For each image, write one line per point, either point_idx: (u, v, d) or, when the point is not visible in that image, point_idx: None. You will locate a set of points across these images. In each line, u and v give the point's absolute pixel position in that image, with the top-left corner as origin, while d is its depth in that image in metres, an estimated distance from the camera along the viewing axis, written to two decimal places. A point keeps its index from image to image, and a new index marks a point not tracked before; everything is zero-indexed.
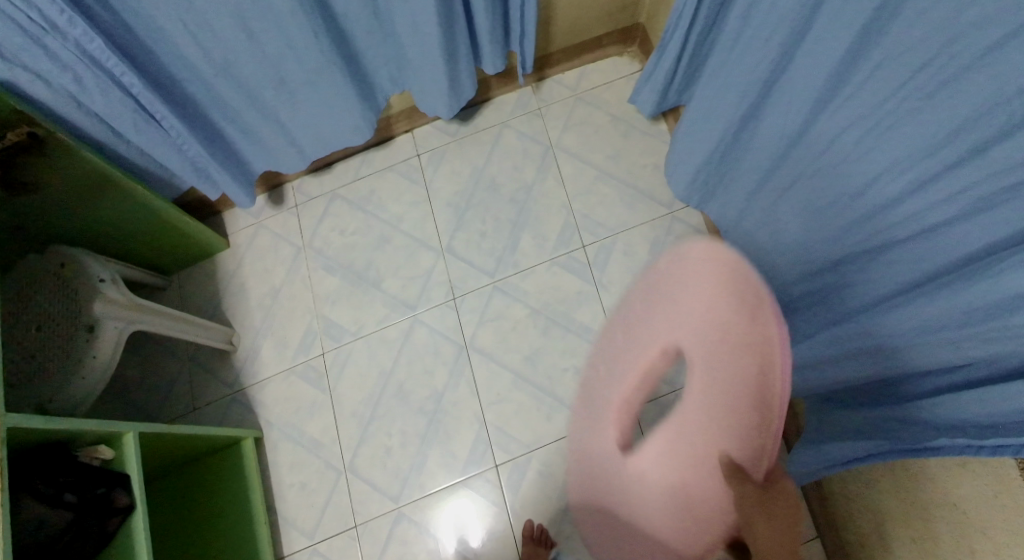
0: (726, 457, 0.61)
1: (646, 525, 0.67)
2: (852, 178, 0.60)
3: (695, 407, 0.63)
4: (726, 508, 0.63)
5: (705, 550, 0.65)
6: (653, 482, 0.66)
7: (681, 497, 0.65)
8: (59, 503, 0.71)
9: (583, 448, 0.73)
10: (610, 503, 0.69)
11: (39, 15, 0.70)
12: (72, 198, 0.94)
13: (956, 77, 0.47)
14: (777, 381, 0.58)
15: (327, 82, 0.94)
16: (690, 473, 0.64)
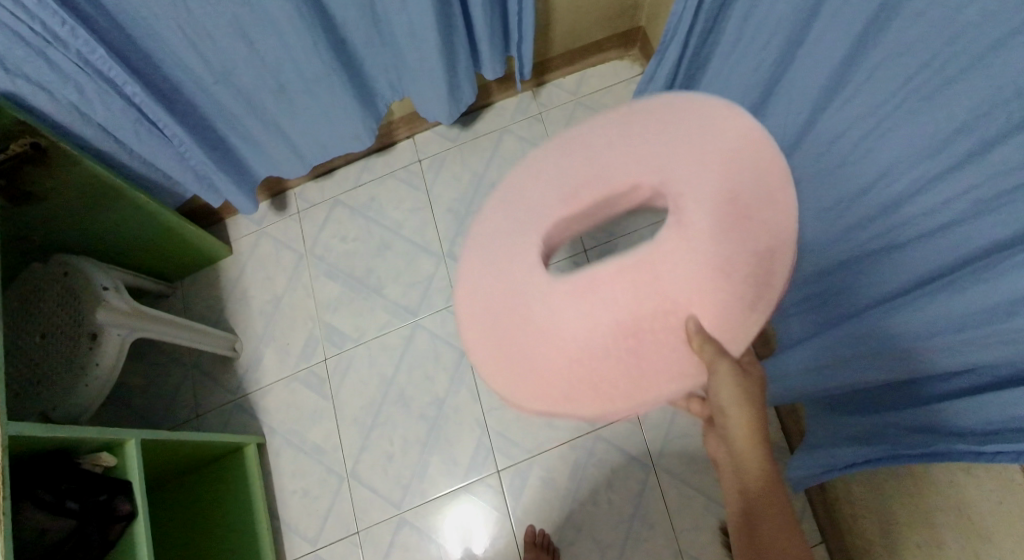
0: (697, 320, 0.58)
1: (562, 362, 0.59)
2: (850, 181, 0.60)
3: (676, 261, 0.58)
4: (681, 373, 0.59)
5: (620, 406, 0.59)
6: (598, 326, 0.58)
7: (626, 350, 0.58)
8: (60, 510, 0.72)
9: (498, 267, 0.62)
10: (525, 334, 0.60)
11: (42, 27, 0.71)
12: (76, 207, 0.95)
13: (955, 78, 0.48)
14: (776, 243, 0.58)
15: (327, 90, 0.95)
16: (649, 326, 0.58)
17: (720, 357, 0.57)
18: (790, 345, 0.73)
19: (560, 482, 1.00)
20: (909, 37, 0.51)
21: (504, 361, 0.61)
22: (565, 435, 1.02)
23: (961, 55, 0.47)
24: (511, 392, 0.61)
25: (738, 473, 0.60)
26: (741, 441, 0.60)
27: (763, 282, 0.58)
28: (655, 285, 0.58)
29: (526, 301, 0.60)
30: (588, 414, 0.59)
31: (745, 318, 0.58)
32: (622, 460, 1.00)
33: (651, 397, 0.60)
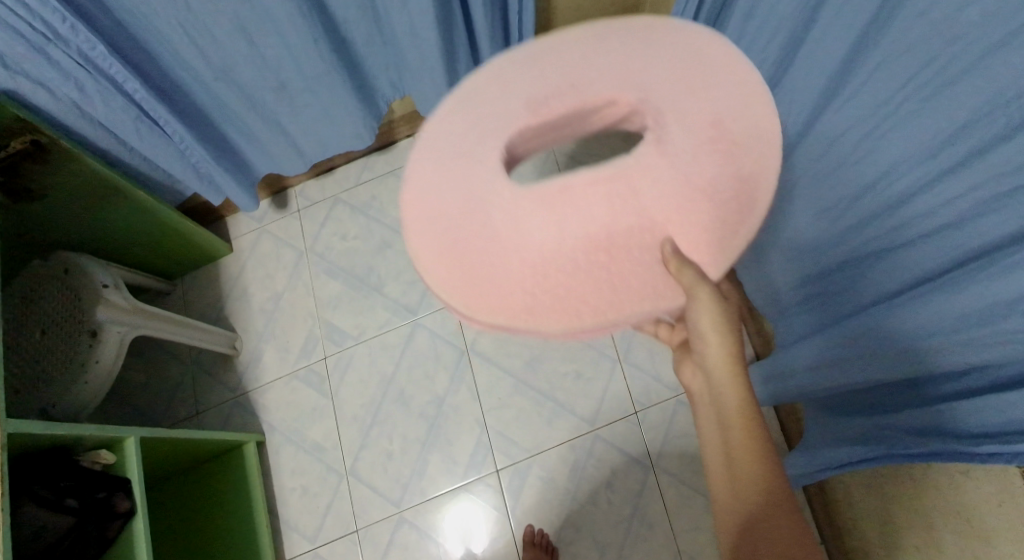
0: (671, 243, 0.60)
1: (524, 271, 0.61)
2: (847, 182, 0.58)
3: (655, 177, 0.60)
4: (655, 294, 0.60)
5: (582, 319, 0.60)
6: (569, 239, 0.61)
7: (596, 265, 0.61)
8: (60, 507, 0.72)
9: (460, 177, 0.64)
10: (488, 245, 0.62)
11: (42, 24, 0.71)
12: (77, 204, 0.95)
13: (956, 79, 0.49)
14: (755, 168, 0.60)
15: (327, 88, 0.95)
16: (623, 242, 0.60)
17: (700, 283, 0.57)
18: (789, 344, 0.72)
19: (559, 482, 1.00)
20: (910, 38, 0.52)
21: (464, 273, 0.62)
22: (564, 434, 1.02)
23: (961, 56, 0.49)
24: (469, 304, 0.62)
25: (715, 404, 0.56)
26: (719, 370, 0.57)
27: (744, 208, 0.59)
28: (632, 200, 0.60)
29: (491, 212, 0.63)
30: (551, 328, 0.61)
31: (727, 241, 0.59)
32: (622, 460, 1.00)
33: (620, 316, 0.60)
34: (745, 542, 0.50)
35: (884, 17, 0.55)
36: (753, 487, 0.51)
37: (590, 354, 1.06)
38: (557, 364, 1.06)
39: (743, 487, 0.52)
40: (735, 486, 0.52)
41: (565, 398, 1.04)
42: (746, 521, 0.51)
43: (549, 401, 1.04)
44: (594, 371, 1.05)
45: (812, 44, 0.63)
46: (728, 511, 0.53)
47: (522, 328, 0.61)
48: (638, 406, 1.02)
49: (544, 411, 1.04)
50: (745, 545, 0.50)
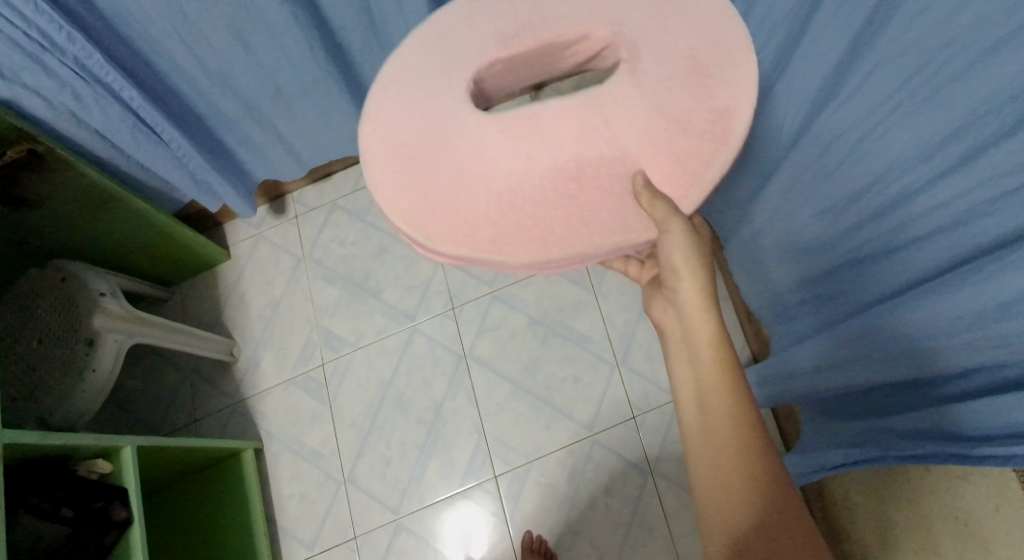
0: (642, 174, 0.57)
1: (487, 197, 0.59)
2: (838, 187, 0.58)
3: (625, 106, 0.58)
4: (626, 226, 0.57)
5: (544, 248, 0.58)
6: (538, 168, 0.59)
7: (565, 196, 0.58)
8: (56, 517, 0.72)
9: (423, 109, 0.62)
10: (452, 174, 0.60)
11: (39, 33, 0.71)
12: (75, 211, 0.95)
13: (951, 81, 0.49)
14: (727, 99, 0.58)
15: (324, 94, 0.95)
16: (593, 173, 0.58)
17: (672, 216, 0.56)
18: (787, 346, 0.72)
19: (559, 487, 1.00)
20: (903, 42, 0.52)
21: (426, 202, 0.60)
22: (563, 440, 1.02)
23: (955, 59, 0.49)
24: (429, 233, 0.59)
25: (687, 338, 0.58)
26: (692, 305, 0.58)
27: (719, 141, 0.57)
28: (602, 130, 0.58)
29: (456, 142, 0.61)
30: (517, 260, 0.58)
31: (700, 173, 0.57)
32: (621, 465, 1.00)
33: (590, 248, 0.58)
34: (715, 469, 0.52)
35: (879, 21, 0.55)
36: (722, 418, 0.53)
37: (589, 358, 1.05)
38: (555, 368, 1.06)
39: (714, 418, 0.54)
40: (705, 417, 0.54)
41: (564, 403, 1.04)
42: (715, 448, 0.53)
43: (547, 405, 1.04)
44: (592, 376, 1.04)
45: (804, 57, 0.61)
46: (696, 440, 0.54)
47: (486, 259, 0.59)
48: (637, 411, 1.02)
49: (542, 416, 1.03)
50: (715, 472, 0.52)
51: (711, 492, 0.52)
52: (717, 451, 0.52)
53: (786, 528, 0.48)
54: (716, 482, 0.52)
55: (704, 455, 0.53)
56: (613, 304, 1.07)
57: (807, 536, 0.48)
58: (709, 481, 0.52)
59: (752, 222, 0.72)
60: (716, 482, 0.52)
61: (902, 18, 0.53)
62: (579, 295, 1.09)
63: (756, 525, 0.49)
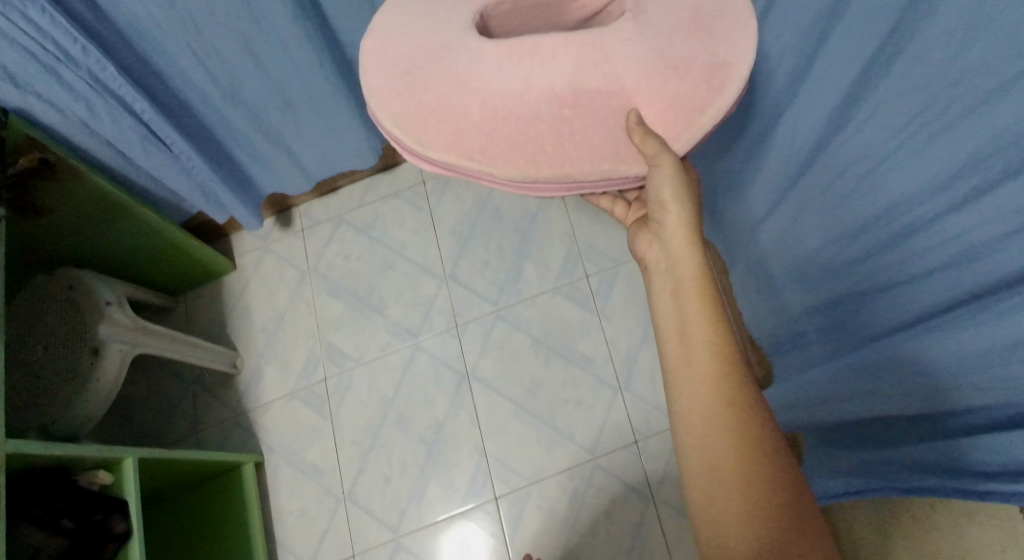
0: (636, 114, 0.56)
1: (479, 112, 0.57)
2: (852, 217, 0.56)
3: (627, 40, 0.56)
4: (617, 155, 0.57)
5: (530, 165, 0.57)
6: (533, 91, 0.57)
7: (557, 119, 0.57)
8: (56, 529, 0.72)
9: (427, 26, 0.61)
10: (446, 86, 0.58)
11: (54, 45, 0.72)
12: (84, 220, 0.95)
13: (952, 124, 0.47)
14: (728, 51, 0.56)
15: (332, 108, 0.95)
16: (589, 101, 0.56)
17: (663, 152, 0.56)
18: (794, 374, 0.72)
19: (560, 511, 1.00)
20: (913, 78, 0.49)
21: (420, 108, 0.59)
22: (564, 463, 1.02)
23: (966, 96, 0.46)
24: (420, 137, 0.59)
25: (671, 271, 0.58)
26: (676, 239, 0.59)
27: (715, 89, 0.55)
28: (600, 65, 0.56)
29: (454, 57, 0.59)
30: (503, 173, 0.58)
31: (694, 117, 0.56)
32: (621, 489, 0.99)
33: (578, 171, 0.57)
34: (696, 401, 0.51)
35: (881, 62, 0.52)
36: (705, 349, 0.52)
37: (591, 381, 1.05)
38: (557, 391, 1.05)
39: (696, 350, 0.52)
40: (688, 348, 0.53)
41: (565, 426, 1.04)
42: (697, 379, 0.51)
43: (549, 428, 1.04)
44: (594, 399, 1.04)
45: (807, 90, 0.60)
46: (677, 371, 0.53)
47: (474, 168, 0.58)
48: (639, 435, 1.01)
49: (543, 439, 1.03)
50: (697, 403, 0.51)
51: (692, 423, 0.51)
52: (699, 382, 0.51)
53: (768, 460, 0.47)
54: (698, 413, 0.50)
55: (685, 385, 0.52)
56: (615, 327, 1.07)
57: (787, 464, 0.48)
58: (689, 413, 0.51)
59: (761, 244, 0.72)
60: (698, 412, 0.50)
61: (904, 62, 0.50)
62: (582, 317, 1.09)
63: (737, 454, 0.48)
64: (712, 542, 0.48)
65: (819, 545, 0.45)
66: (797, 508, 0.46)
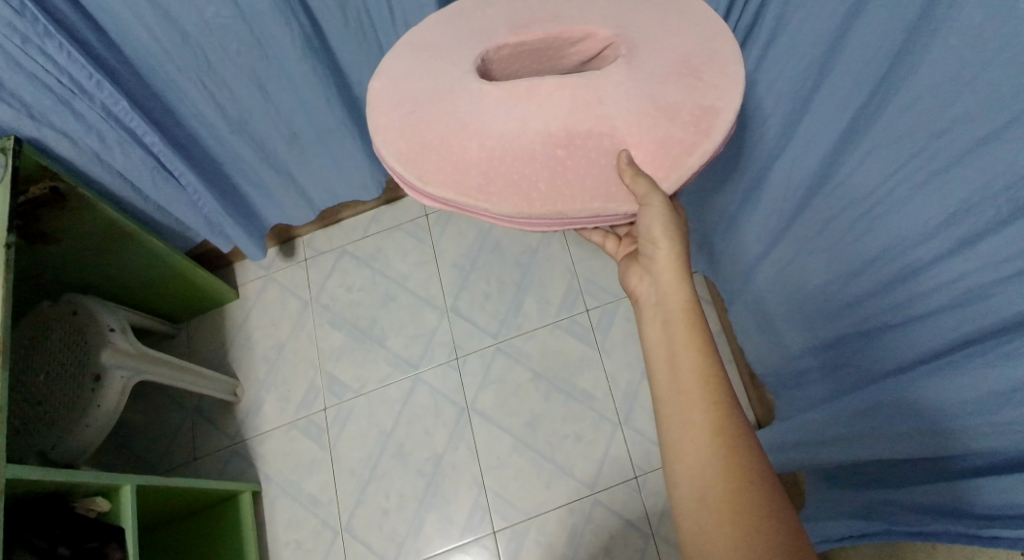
0: (627, 154, 0.58)
1: (477, 151, 0.59)
2: (854, 258, 0.57)
3: (620, 87, 0.59)
4: (607, 194, 0.58)
5: (523, 202, 0.58)
6: (528, 131, 0.59)
7: (551, 159, 0.59)
8: (50, 556, 0.71)
9: (431, 69, 0.64)
10: (447, 126, 0.60)
11: (69, 80, 0.74)
12: (92, 248, 0.97)
13: (943, 169, 0.48)
14: (716, 96, 0.58)
15: (338, 141, 0.98)
16: (582, 142, 0.58)
17: (653, 192, 0.57)
18: (793, 413, 0.73)
19: (559, 546, 0.99)
20: (902, 122, 0.51)
21: (421, 146, 0.61)
22: (563, 498, 1.01)
23: (954, 144, 0.47)
24: (419, 174, 0.60)
25: (661, 303, 0.58)
26: (666, 273, 0.60)
27: (702, 132, 0.57)
28: (594, 107, 0.59)
29: (456, 99, 0.61)
30: (498, 209, 0.59)
31: (681, 159, 0.57)
32: (620, 525, 0.99)
33: (569, 209, 0.58)
34: (686, 429, 0.51)
35: (872, 107, 0.54)
36: (693, 378, 0.53)
37: (591, 416, 1.05)
38: (557, 425, 1.06)
39: (685, 378, 0.53)
40: (677, 377, 0.54)
41: (565, 460, 1.04)
42: (686, 407, 0.52)
43: (548, 462, 1.04)
44: (594, 433, 1.04)
45: (801, 136, 0.62)
46: (667, 400, 0.54)
47: (470, 204, 0.59)
48: (638, 470, 1.01)
49: (543, 473, 1.03)
50: (686, 430, 0.51)
51: (682, 451, 0.51)
52: (688, 409, 0.52)
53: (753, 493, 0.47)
54: (688, 441, 0.51)
55: (675, 413, 0.52)
56: (616, 361, 1.08)
57: (776, 492, 0.48)
58: (679, 440, 0.52)
59: (761, 281, 0.74)
60: (687, 439, 0.51)
61: (891, 110, 0.52)
62: (582, 351, 1.10)
63: (726, 481, 0.48)
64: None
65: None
66: (787, 535, 0.46)
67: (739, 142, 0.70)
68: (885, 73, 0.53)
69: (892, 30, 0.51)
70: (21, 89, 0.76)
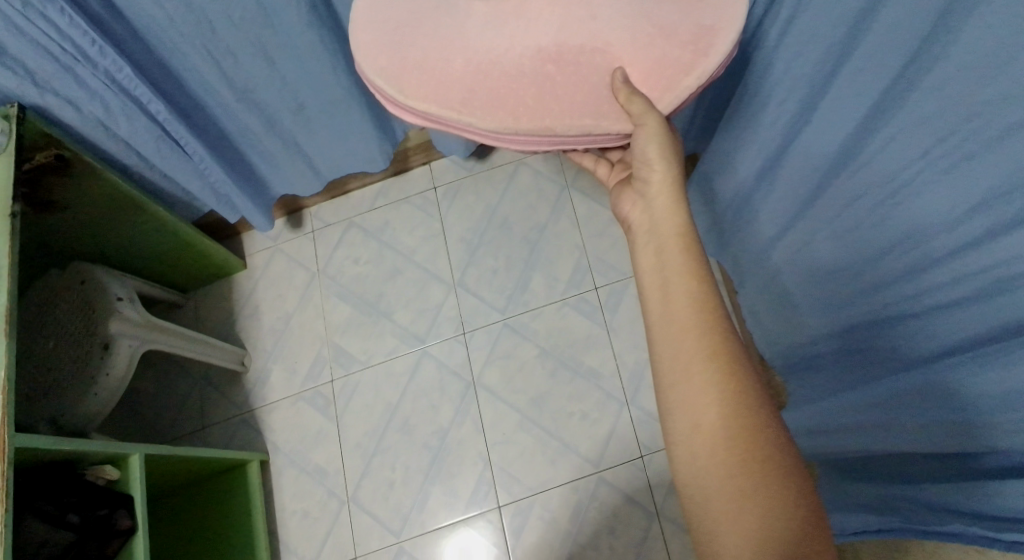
0: (621, 72, 0.54)
1: (463, 66, 0.54)
2: (868, 244, 0.55)
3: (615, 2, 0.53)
4: (599, 110, 0.55)
5: (510, 118, 0.54)
6: (518, 47, 0.54)
7: (541, 75, 0.54)
8: (61, 523, 0.72)
9: None
10: (433, 43, 0.55)
11: (72, 46, 0.72)
12: (98, 216, 0.96)
13: (966, 158, 0.46)
14: (715, 15, 0.53)
15: (345, 113, 0.96)
16: (573, 58, 0.54)
17: (648, 111, 0.54)
18: (806, 400, 0.71)
19: (562, 522, 0.99)
20: (926, 110, 0.48)
21: (403, 61, 0.55)
22: (568, 476, 1.02)
23: (982, 131, 0.45)
24: (400, 88, 0.55)
25: (655, 230, 0.57)
26: (661, 197, 0.59)
27: (701, 52, 0.52)
28: (586, 21, 0.53)
29: (440, 15, 0.55)
30: (483, 124, 0.55)
31: (677, 79, 0.54)
32: (624, 503, 0.99)
33: (558, 125, 0.55)
34: (679, 355, 0.49)
35: (896, 93, 0.51)
36: (688, 303, 0.51)
37: (597, 395, 1.05)
38: (562, 403, 1.05)
39: (677, 303, 0.51)
40: (670, 302, 0.52)
41: (570, 438, 1.04)
42: (680, 336, 0.50)
43: (553, 439, 1.04)
44: (600, 412, 1.04)
45: (821, 117, 0.59)
46: (659, 325, 0.52)
47: (454, 120, 0.55)
48: (644, 450, 1.01)
49: (547, 450, 1.03)
50: (681, 359, 0.49)
51: (675, 379, 0.49)
52: (682, 339, 0.50)
53: (749, 419, 0.46)
54: (682, 369, 0.49)
55: (668, 341, 0.50)
56: (624, 340, 1.07)
57: (771, 419, 0.47)
58: (671, 367, 0.50)
59: (770, 267, 0.71)
60: (680, 367, 0.49)
61: (919, 95, 0.49)
62: (590, 330, 1.09)
63: (720, 407, 0.47)
64: (693, 495, 0.47)
65: (803, 500, 0.44)
66: (781, 461, 0.45)
67: (754, 117, 0.67)
68: (911, 57, 0.50)
69: (920, 9, 0.48)
70: (23, 54, 0.74)
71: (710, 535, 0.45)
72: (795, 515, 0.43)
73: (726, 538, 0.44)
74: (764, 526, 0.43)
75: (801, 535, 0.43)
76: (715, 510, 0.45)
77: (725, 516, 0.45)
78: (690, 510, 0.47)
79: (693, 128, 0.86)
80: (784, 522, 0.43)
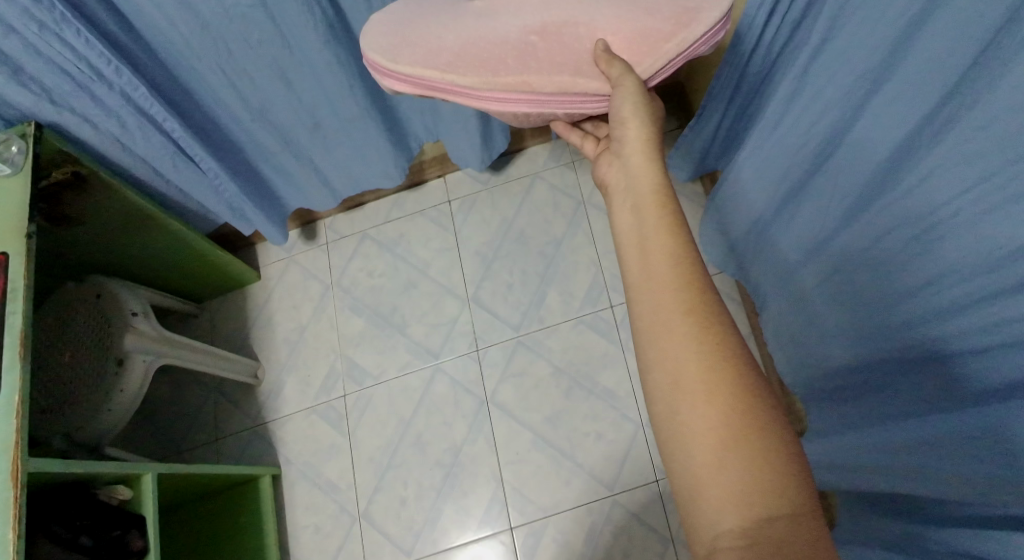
0: (603, 43, 0.55)
1: (451, 39, 0.55)
2: (907, 278, 0.52)
3: None
4: (577, 69, 0.55)
5: (489, 72, 0.54)
6: (506, 26, 0.55)
7: (523, 44, 0.54)
8: (74, 545, 0.73)
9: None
10: (429, 26, 0.56)
11: (88, 64, 0.72)
12: (116, 230, 0.96)
13: (998, 206, 0.44)
14: None
15: (360, 131, 0.94)
16: (556, 31, 0.55)
17: (627, 73, 0.54)
18: (830, 431, 0.69)
19: (576, 545, 0.98)
20: (966, 150, 0.45)
21: (399, 38, 0.57)
22: (582, 498, 1.00)
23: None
24: (392, 56, 0.56)
25: (631, 189, 0.53)
26: (637, 155, 0.55)
27: (682, 24, 0.52)
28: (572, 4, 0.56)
29: (441, 10, 0.58)
30: (462, 80, 0.55)
31: (658, 46, 0.54)
32: (640, 528, 0.97)
33: (536, 81, 0.54)
34: (656, 310, 0.45)
35: (932, 128, 0.48)
36: (665, 258, 0.47)
37: (613, 415, 1.03)
38: (578, 423, 1.04)
39: (654, 258, 0.47)
40: (647, 260, 0.48)
41: (585, 459, 1.02)
42: (658, 290, 0.46)
43: (568, 460, 1.02)
44: (616, 432, 1.02)
45: (850, 145, 0.57)
46: (637, 284, 0.47)
47: (436, 78, 0.55)
48: (660, 473, 0.99)
49: (562, 470, 1.02)
50: (657, 312, 0.45)
51: (654, 339, 0.45)
52: (660, 294, 0.46)
53: (730, 373, 0.42)
54: (659, 325, 0.45)
55: (645, 297, 0.46)
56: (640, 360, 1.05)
57: (752, 371, 0.42)
58: (649, 325, 0.45)
59: (796, 291, 0.69)
60: (656, 325, 0.45)
61: (957, 133, 0.46)
62: (606, 348, 1.07)
63: (699, 363, 0.43)
64: (675, 458, 0.42)
65: (787, 452, 0.40)
66: (766, 414, 0.41)
67: (778, 138, 0.65)
68: (944, 96, 0.47)
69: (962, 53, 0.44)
70: (40, 72, 0.74)
71: (692, 498, 0.41)
72: (781, 469, 0.39)
73: (708, 500, 0.40)
74: (750, 486, 0.39)
75: (789, 493, 0.39)
76: (697, 469, 0.41)
77: (707, 476, 0.40)
78: (673, 478, 0.43)
79: (715, 146, 0.84)
80: (768, 477, 0.39)
